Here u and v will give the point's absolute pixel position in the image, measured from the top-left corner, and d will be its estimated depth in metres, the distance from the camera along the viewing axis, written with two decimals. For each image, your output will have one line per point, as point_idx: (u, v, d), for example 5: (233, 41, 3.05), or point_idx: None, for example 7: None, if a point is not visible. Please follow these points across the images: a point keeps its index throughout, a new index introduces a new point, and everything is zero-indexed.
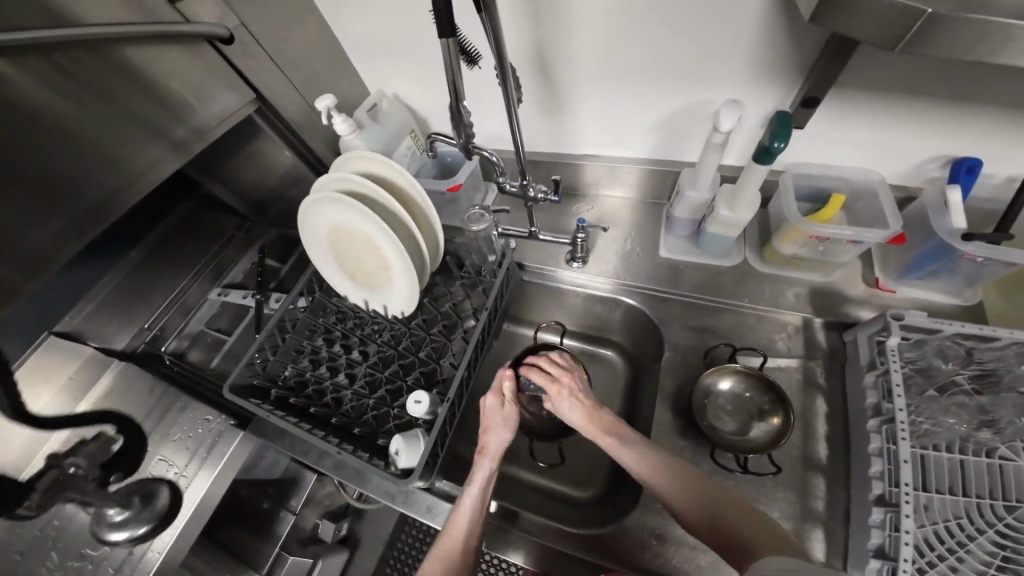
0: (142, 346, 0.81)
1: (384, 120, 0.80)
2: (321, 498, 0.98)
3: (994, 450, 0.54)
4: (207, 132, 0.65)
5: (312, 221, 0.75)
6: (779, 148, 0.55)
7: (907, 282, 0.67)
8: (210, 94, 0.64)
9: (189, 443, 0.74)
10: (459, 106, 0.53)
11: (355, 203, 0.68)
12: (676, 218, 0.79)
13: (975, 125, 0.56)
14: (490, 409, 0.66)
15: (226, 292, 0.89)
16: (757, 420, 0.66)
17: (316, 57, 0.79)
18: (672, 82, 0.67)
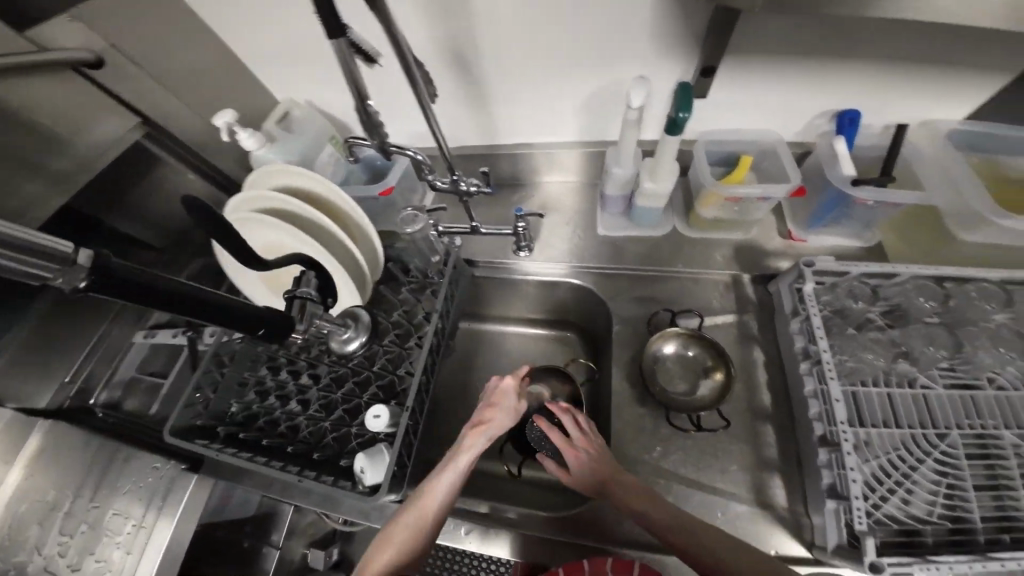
0: (68, 401, 0.77)
1: (298, 128, 0.75)
2: (305, 526, 0.92)
3: (916, 380, 0.60)
4: (92, 163, 0.59)
5: (231, 247, 0.70)
6: (684, 118, 0.58)
7: (815, 231, 0.73)
8: (86, 119, 0.58)
9: (143, 492, 0.73)
10: (366, 107, 0.49)
11: (276, 221, 0.64)
12: (609, 197, 0.80)
13: (850, 80, 0.61)
14: (505, 395, 0.67)
15: (152, 334, 0.84)
16: (702, 378, 0.70)
17: (212, 69, 0.74)
18: (584, 65, 0.68)
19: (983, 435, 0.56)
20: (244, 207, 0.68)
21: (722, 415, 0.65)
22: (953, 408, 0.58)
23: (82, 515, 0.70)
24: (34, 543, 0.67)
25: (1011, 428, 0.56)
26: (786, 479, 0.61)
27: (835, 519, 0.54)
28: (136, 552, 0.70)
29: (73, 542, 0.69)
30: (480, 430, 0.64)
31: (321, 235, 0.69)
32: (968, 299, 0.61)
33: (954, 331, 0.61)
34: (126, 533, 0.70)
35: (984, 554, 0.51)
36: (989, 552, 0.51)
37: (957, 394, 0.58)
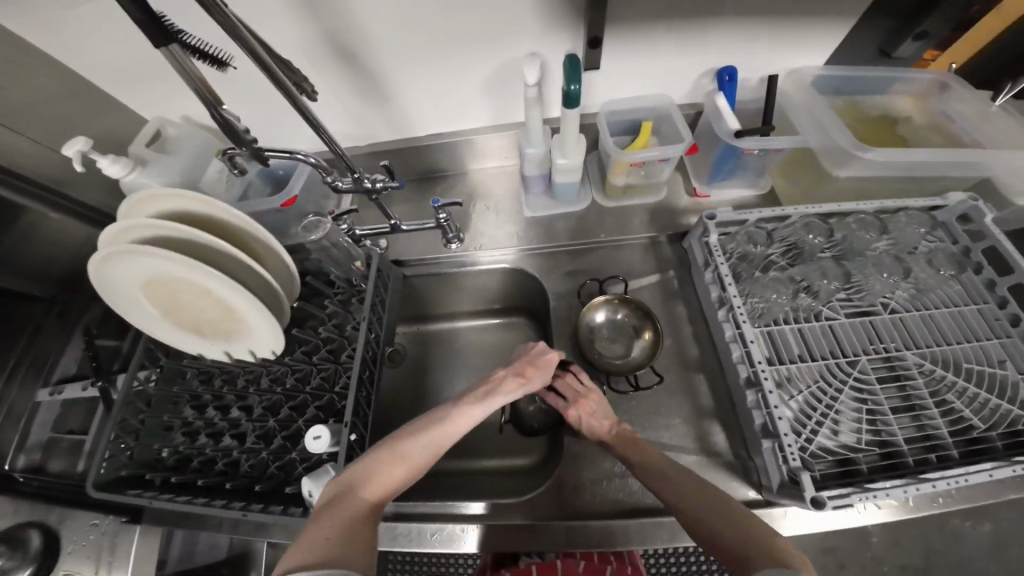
0: None
1: (177, 146, 0.71)
2: None
3: (822, 313, 0.65)
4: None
5: (138, 273, 0.64)
6: (576, 90, 0.58)
7: (716, 184, 0.78)
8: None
9: (88, 551, 0.70)
10: (224, 115, 0.45)
11: (161, 251, 0.58)
12: (529, 177, 0.79)
13: (721, 37, 0.65)
14: (545, 358, 0.66)
15: (59, 390, 0.75)
16: (635, 340, 0.73)
17: (54, 93, 0.65)
18: (472, 48, 0.66)
19: (889, 357, 0.61)
20: (127, 236, 0.62)
21: (655, 370, 0.68)
22: (856, 334, 0.63)
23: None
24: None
25: (911, 348, 0.61)
26: (724, 422, 0.65)
27: (774, 459, 0.56)
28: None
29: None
30: (518, 381, 0.64)
31: (222, 262, 0.64)
32: (850, 231, 0.68)
33: (841, 261, 0.67)
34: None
35: (916, 475, 0.52)
36: (920, 472, 0.53)
37: (858, 321, 0.64)
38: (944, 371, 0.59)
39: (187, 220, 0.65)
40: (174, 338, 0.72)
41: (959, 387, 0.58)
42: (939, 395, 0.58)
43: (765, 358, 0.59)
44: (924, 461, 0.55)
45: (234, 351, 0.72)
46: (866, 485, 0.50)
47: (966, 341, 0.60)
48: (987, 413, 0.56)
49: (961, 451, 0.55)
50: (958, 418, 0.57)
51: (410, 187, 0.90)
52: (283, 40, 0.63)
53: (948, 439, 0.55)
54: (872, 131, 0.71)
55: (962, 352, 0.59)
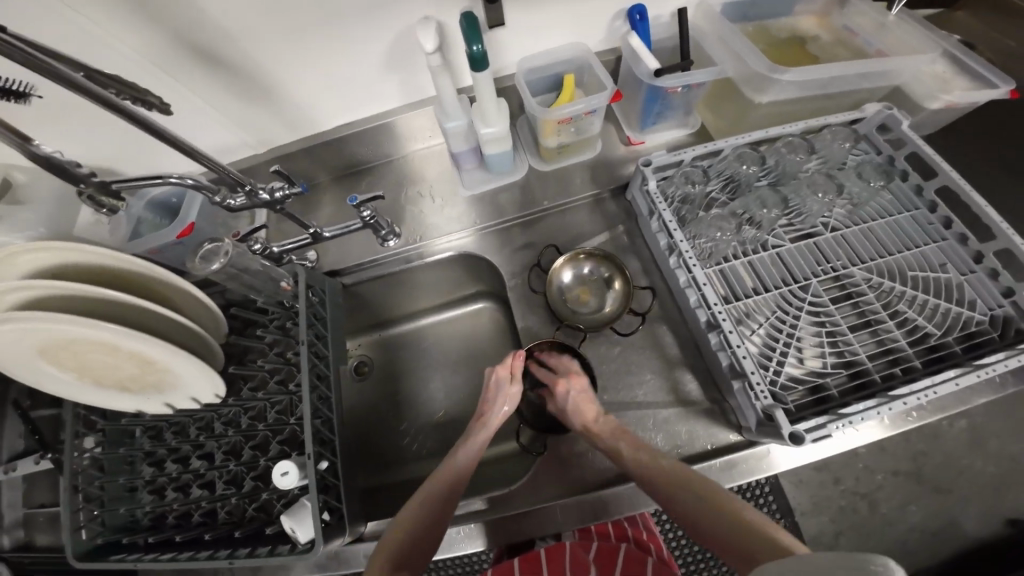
0: None
1: (35, 196, 0.61)
2: None
3: (768, 242, 0.65)
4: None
5: (24, 343, 0.53)
6: (479, 50, 0.53)
7: (649, 130, 0.75)
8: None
9: None
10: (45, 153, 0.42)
11: (45, 318, 0.49)
12: (457, 153, 0.74)
13: None
14: (496, 385, 0.66)
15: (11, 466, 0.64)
16: (596, 303, 0.70)
17: None
18: (355, 17, 0.59)
19: (837, 276, 0.62)
20: None
21: (635, 312, 0.67)
22: (804, 257, 0.64)
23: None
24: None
25: (857, 264, 0.63)
26: (692, 366, 0.64)
27: (746, 398, 0.55)
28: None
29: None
30: (483, 421, 0.65)
31: (128, 314, 0.57)
32: (775, 164, 0.68)
33: (778, 188, 0.67)
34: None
35: (885, 392, 0.53)
36: (888, 388, 0.54)
37: (804, 244, 0.65)
38: (892, 282, 0.61)
39: (69, 276, 0.56)
40: (93, 401, 0.61)
41: (908, 295, 0.59)
42: (892, 307, 0.60)
43: (720, 299, 0.58)
44: (891, 374, 0.56)
45: (175, 402, 0.64)
46: (841, 412, 0.51)
47: (907, 249, 0.62)
48: (940, 319, 0.58)
49: (923, 359, 0.57)
50: (914, 327, 0.59)
51: (331, 187, 0.82)
52: (117, 40, 0.53)
53: (908, 348, 0.57)
54: (784, 52, 0.71)
55: (906, 262, 0.61)
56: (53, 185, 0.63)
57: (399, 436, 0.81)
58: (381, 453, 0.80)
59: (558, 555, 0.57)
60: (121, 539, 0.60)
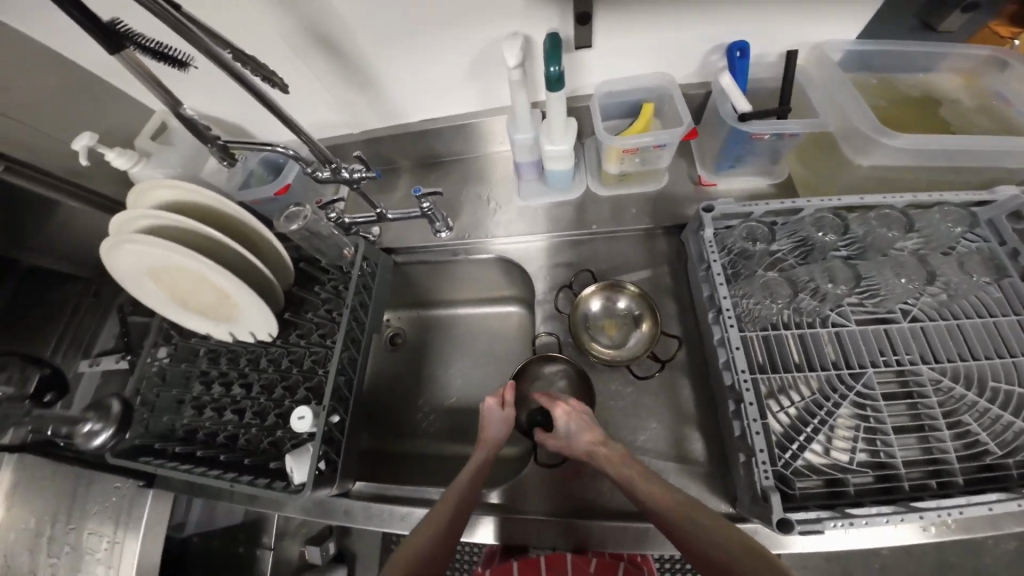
0: (31, 436, 0.77)
1: (173, 140, 0.76)
2: (297, 527, 0.94)
3: (829, 318, 0.59)
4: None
5: (139, 260, 0.66)
6: (556, 72, 0.54)
7: (725, 173, 0.70)
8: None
9: (109, 513, 0.72)
10: (186, 115, 0.53)
11: (156, 241, 0.60)
12: (521, 163, 0.75)
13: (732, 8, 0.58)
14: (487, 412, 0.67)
15: (97, 360, 0.81)
16: (627, 335, 0.68)
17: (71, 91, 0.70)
18: (450, 23, 0.62)
19: (902, 370, 0.55)
20: (128, 228, 0.64)
21: (656, 358, 0.65)
22: (866, 343, 0.57)
23: (62, 539, 0.71)
24: (29, 567, 0.71)
25: (929, 362, 0.55)
26: (705, 428, 0.61)
27: (748, 473, 0.52)
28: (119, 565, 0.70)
29: (62, 561, 0.71)
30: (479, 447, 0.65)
31: (217, 251, 0.67)
32: (854, 235, 0.61)
33: (852, 263, 0.61)
34: (103, 550, 0.71)
35: (907, 501, 0.48)
36: (914, 499, 0.48)
37: (872, 328, 0.58)
38: (962, 388, 0.53)
39: (183, 210, 0.68)
40: (179, 319, 0.74)
41: (979, 406, 0.52)
42: (954, 415, 0.53)
43: (750, 367, 0.55)
44: (924, 486, 0.51)
45: (237, 333, 0.75)
46: (846, 511, 0.46)
47: (996, 357, 0.54)
48: (1007, 438, 0.51)
49: (968, 478, 0.50)
50: (973, 441, 0.52)
51: (403, 173, 0.89)
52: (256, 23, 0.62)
53: (956, 463, 0.51)
54: (905, 111, 0.62)
55: (989, 371, 0.53)
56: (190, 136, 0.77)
57: (412, 409, 0.88)
58: (396, 421, 0.87)
59: (559, 561, 0.58)
60: (152, 444, 0.70)
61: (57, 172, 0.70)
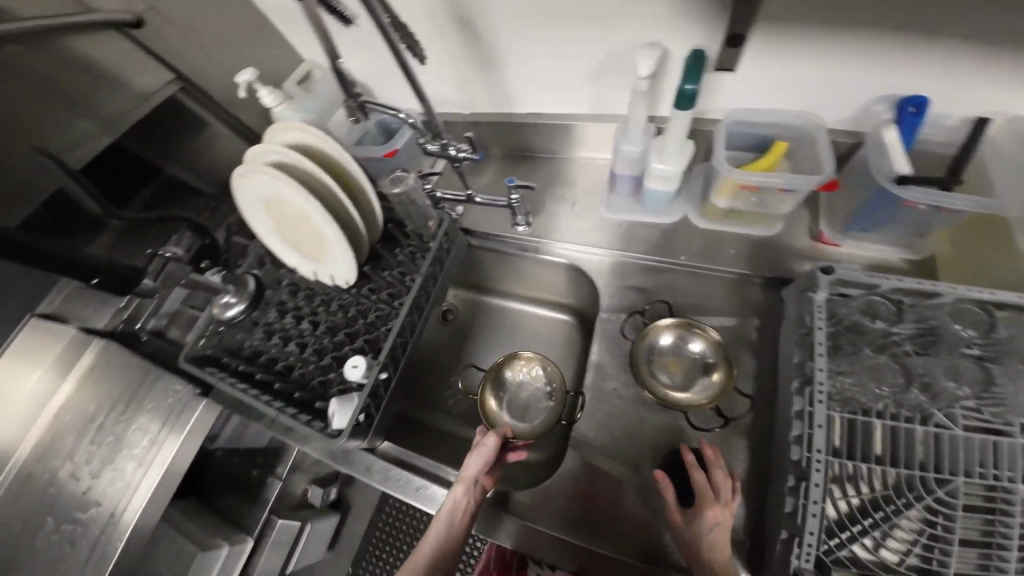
0: (120, 326, 0.79)
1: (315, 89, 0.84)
2: (309, 464, 0.97)
3: (931, 417, 0.50)
4: (149, 94, 0.73)
5: (257, 189, 0.74)
6: (691, 90, 0.50)
7: (855, 235, 0.62)
8: (130, 70, 0.70)
9: (162, 411, 0.76)
10: (340, 69, 0.58)
11: (277, 174, 0.67)
12: (619, 175, 0.72)
13: (926, 52, 0.49)
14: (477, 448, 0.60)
15: None
16: (698, 378, 0.63)
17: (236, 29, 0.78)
18: (586, 26, 0.61)
19: (994, 486, 0.47)
20: (257, 159, 0.72)
21: (721, 412, 0.61)
22: (966, 449, 0.48)
23: (111, 428, 0.74)
24: (68, 450, 0.72)
25: None
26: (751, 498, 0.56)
27: (785, 549, 0.49)
28: (152, 465, 0.73)
29: (99, 451, 0.73)
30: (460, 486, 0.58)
31: (324, 195, 0.73)
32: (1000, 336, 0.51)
33: (985, 366, 0.52)
34: (142, 447, 0.74)
35: None
36: None
37: (979, 439, 0.48)
38: None
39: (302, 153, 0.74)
40: (275, 248, 0.82)
41: None
42: None
43: (829, 449, 0.49)
44: None
45: (320, 273, 0.82)
46: None
47: None
48: None
49: None
50: None
51: (497, 160, 0.90)
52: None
53: None
54: None
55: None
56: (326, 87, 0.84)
57: (447, 387, 0.90)
58: (429, 393, 0.90)
59: None
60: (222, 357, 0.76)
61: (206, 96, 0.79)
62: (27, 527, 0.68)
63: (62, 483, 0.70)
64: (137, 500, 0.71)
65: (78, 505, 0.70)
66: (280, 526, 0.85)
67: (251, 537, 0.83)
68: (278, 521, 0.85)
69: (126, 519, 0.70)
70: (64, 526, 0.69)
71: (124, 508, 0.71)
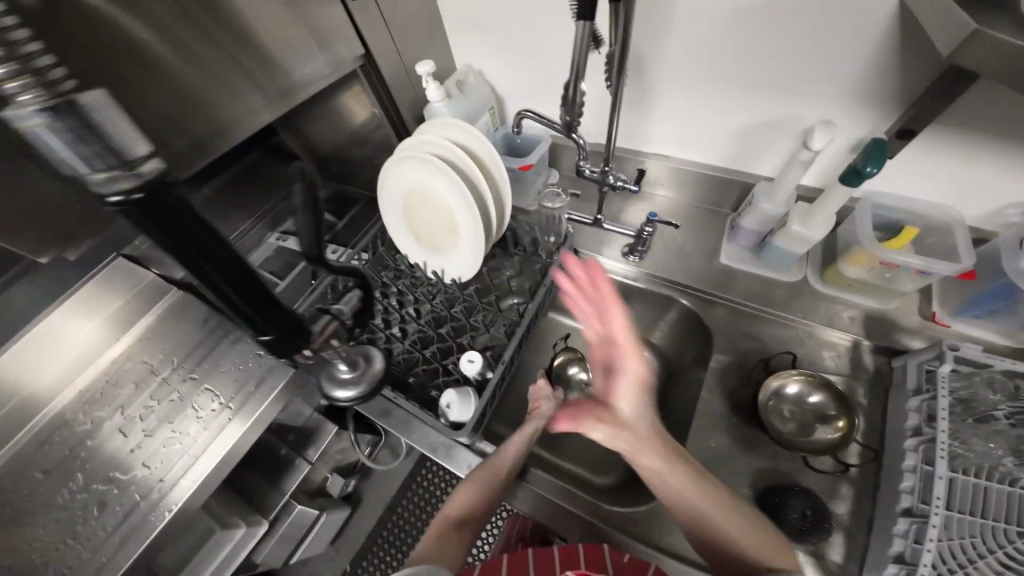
0: (200, 278, 0.73)
1: (467, 91, 0.89)
2: (333, 453, 0.99)
3: (1018, 481, 0.54)
4: (300, 87, 0.65)
5: (406, 179, 0.78)
6: (871, 172, 0.55)
7: (964, 318, 0.69)
8: (293, 55, 0.62)
9: (239, 375, 0.69)
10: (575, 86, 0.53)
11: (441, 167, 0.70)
12: (741, 227, 0.79)
13: None
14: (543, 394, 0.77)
15: (284, 238, 0.87)
16: (819, 424, 0.66)
17: (417, 22, 0.83)
18: (763, 89, 0.66)
19: None
20: (414, 149, 0.76)
21: (842, 460, 0.63)
22: None
23: (175, 384, 0.65)
24: (120, 401, 0.62)
25: None
26: (851, 541, 0.59)
27: None
28: (212, 430, 0.64)
29: (158, 408, 0.63)
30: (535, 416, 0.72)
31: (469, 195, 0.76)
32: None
33: None
34: (211, 409, 0.65)
35: None
36: None
37: None
38: None
39: None
40: (397, 232, 0.88)
41: None
42: None
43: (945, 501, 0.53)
44: None
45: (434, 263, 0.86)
46: None
47: None
48: None
49: None
50: None
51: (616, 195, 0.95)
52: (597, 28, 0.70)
53: None
54: None
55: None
56: (477, 95, 0.90)
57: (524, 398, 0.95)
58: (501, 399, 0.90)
59: None
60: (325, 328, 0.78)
61: (375, 78, 0.82)
62: (45, 485, 0.55)
63: (103, 438, 0.59)
64: (196, 469, 0.61)
65: (119, 465, 0.58)
66: (296, 512, 0.88)
67: (267, 520, 0.83)
68: (296, 508, 0.88)
69: (168, 502, 0.58)
70: (94, 487, 0.57)
71: (178, 478, 0.60)
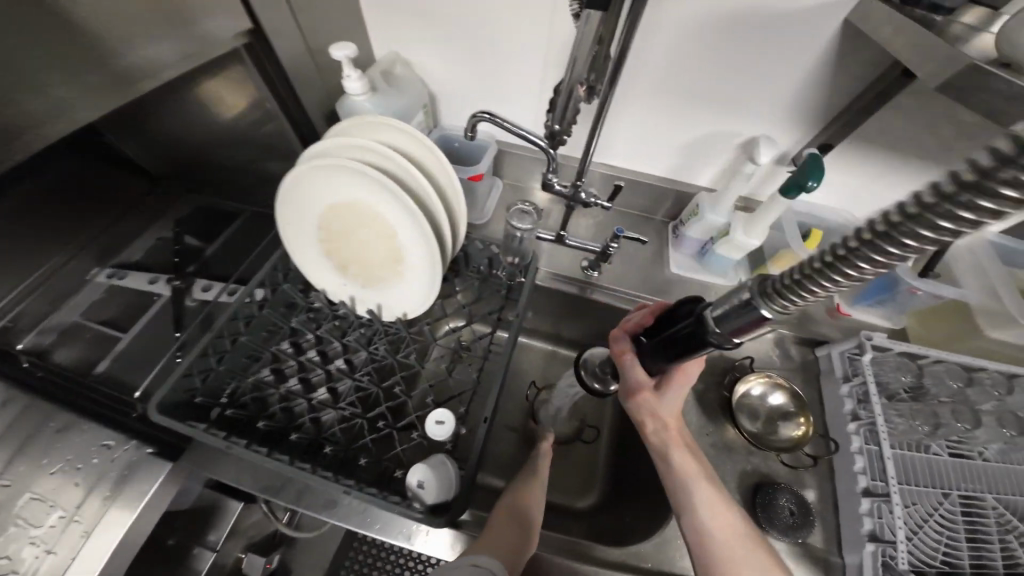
0: None
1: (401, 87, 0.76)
2: (246, 527, 0.91)
3: (928, 447, 0.65)
4: (137, 73, 0.45)
5: (331, 194, 0.60)
6: (813, 186, 0.59)
7: (862, 307, 0.79)
8: (123, 36, 0.42)
9: (84, 476, 0.61)
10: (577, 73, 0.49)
11: (381, 179, 0.55)
12: (686, 237, 0.82)
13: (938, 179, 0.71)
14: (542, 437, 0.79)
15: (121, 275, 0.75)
16: (781, 422, 0.70)
17: None
18: (702, 106, 0.70)
19: (969, 496, 0.62)
20: (343, 154, 0.59)
21: (809, 454, 0.68)
22: (954, 472, 0.63)
23: None
24: None
25: (992, 493, 0.62)
26: (825, 526, 0.63)
27: (874, 561, 0.57)
28: (63, 550, 0.57)
29: None
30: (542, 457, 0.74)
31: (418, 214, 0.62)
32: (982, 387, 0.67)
33: None
34: (49, 525, 0.57)
35: None
36: None
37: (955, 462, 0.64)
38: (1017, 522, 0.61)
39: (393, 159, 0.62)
40: (315, 261, 0.69)
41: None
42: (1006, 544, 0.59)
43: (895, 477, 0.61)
44: None
45: (371, 297, 0.70)
46: None
47: None
48: None
49: None
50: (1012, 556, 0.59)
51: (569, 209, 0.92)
52: (552, 25, 0.67)
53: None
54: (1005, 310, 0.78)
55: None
56: (411, 91, 0.77)
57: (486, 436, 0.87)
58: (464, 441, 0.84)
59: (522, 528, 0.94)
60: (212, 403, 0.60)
61: (269, 63, 0.64)
62: None
63: None
64: None
65: None
66: None
67: None
68: None
69: None
70: None
71: None
